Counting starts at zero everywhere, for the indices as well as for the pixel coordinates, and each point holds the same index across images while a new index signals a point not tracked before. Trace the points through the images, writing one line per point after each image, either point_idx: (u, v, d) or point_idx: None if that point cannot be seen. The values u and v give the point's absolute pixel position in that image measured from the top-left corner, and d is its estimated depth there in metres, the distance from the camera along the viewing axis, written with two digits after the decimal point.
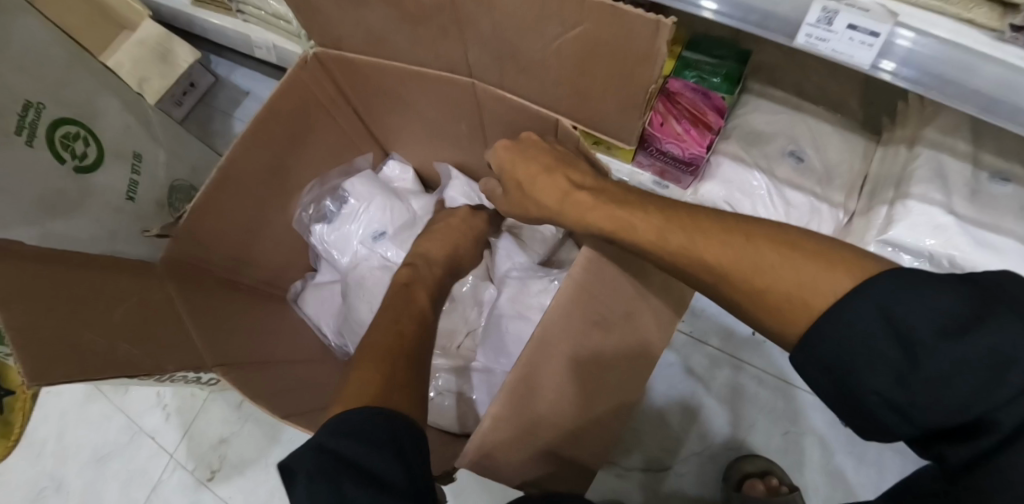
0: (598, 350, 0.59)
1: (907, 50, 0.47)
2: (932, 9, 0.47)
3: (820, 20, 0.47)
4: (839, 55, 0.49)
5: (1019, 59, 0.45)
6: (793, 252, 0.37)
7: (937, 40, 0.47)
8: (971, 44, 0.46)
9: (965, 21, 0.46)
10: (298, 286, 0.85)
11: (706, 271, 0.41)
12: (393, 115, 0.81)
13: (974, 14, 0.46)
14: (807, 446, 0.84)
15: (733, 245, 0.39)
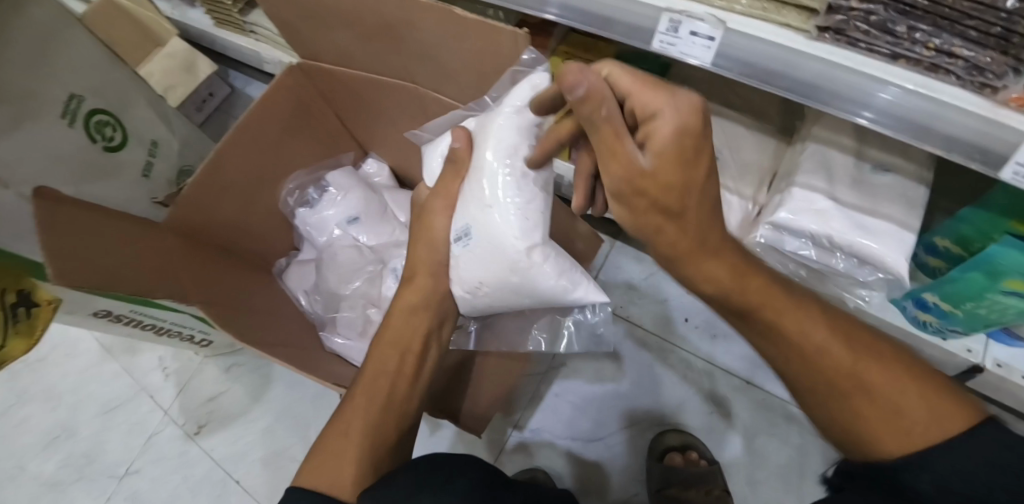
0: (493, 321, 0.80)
1: (740, 50, 0.58)
2: (758, 17, 0.58)
3: (668, 28, 0.59)
4: (688, 57, 0.60)
5: (828, 54, 0.56)
6: (919, 388, 0.43)
7: (765, 39, 0.57)
8: (794, 42, 0.57)
9: (784, 24, 0.58)
10: (283, 263, 0.99)
11: (823, 371, 0.45)
12: (366, 120, 0.94)
13: (788, 18, 0.57)
14: (730, 426, 0.88)
15: (879, 361, 0.44)
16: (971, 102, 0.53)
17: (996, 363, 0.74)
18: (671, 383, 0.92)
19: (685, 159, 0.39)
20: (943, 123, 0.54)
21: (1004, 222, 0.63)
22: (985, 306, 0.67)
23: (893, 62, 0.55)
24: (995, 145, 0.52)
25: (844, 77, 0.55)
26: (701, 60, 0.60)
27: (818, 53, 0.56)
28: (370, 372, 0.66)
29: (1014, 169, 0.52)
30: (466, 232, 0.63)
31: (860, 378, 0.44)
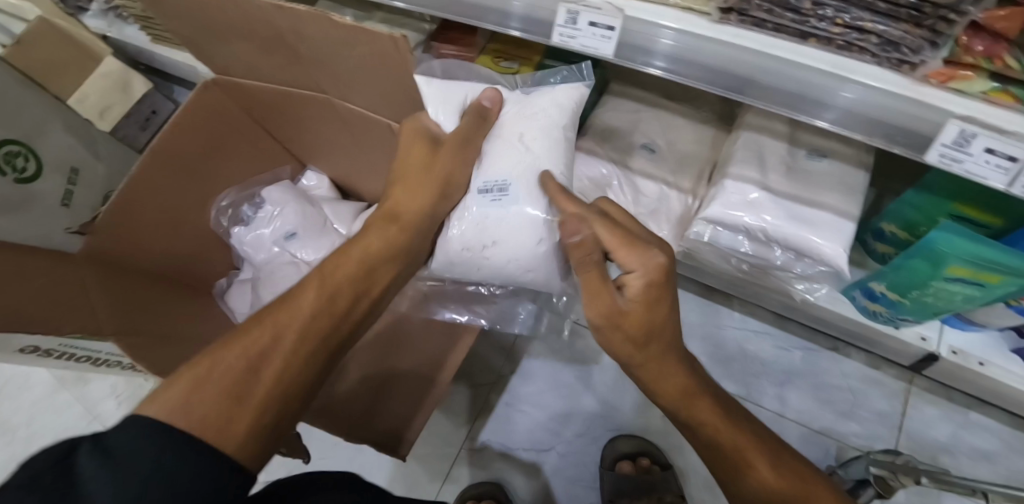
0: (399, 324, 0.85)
1: (639, 39, 0.55)
2: (656, 2, 0.54)
3: (565, 21, 0.56)
4: (588, 49, 0.57)
5: (729, 37, 0.51)
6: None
7: (662, 28, 0.53)
8: (692, 28, 0.52)
9: (684, 9, 0.53)
10: (224, 283, 0.96)
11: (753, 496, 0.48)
12: (294, 132, 0.91)
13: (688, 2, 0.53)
14: (685, 428, 0.86)
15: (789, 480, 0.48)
16: (886, 81, 0.49)
17: (952, 350, 0.71)
18: (626, 383, 0.89)
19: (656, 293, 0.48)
20: (860, 106, 0.50)
21: (947, 205, 0.61)
22: (931, 293, 0.64)
23: (803, 43, 0.51)
24: (914, 125, 0.49)
25: (756, 65, 0.51)
26: (603, 52, 0.56)
27: (723, 38, 0.51)
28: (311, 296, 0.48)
29: (941, 152, 0.49)
30: (501, 187, 0.58)
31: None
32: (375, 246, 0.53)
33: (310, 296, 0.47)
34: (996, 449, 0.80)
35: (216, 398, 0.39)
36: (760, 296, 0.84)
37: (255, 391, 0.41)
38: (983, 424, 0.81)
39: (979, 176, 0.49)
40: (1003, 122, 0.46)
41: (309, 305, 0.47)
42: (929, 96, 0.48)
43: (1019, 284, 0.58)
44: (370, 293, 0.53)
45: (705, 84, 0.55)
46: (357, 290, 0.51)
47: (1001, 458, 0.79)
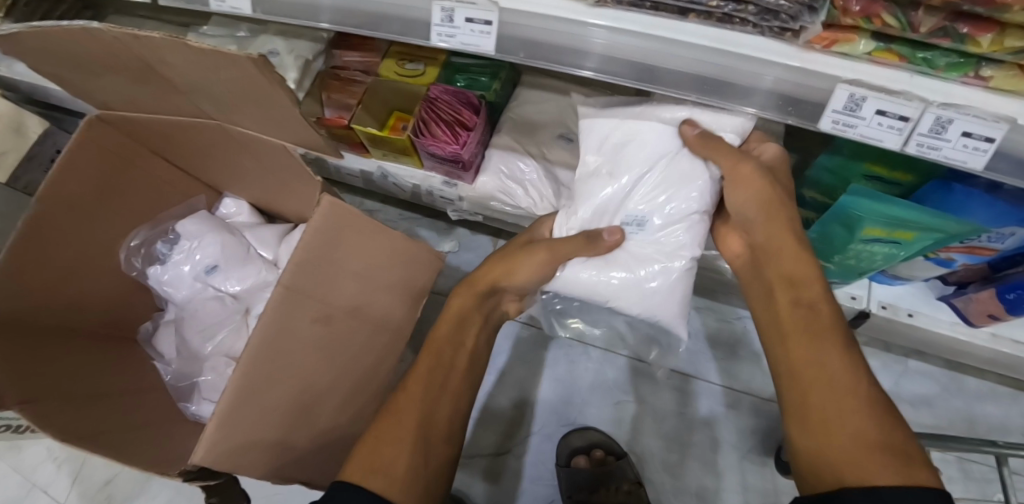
0: (324, 305, 0.61)
1: (519, 32, 0.52)
2: None
3: (443, 19, 0.53)
4: (470, 46, 0.54)
5: (608, 20, 0.49)
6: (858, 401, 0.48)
7: (539, 17, 0.50)
8: (568, 14, 0.50)
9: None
10: (151, 326, 0.91)
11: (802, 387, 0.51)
12: (198, 161, 0.87)
13: None
14: (638, 413, 0.86)
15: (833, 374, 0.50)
16: (774, 51, 0.47)
17: (882, 305, 0.72)
18: (575, 375, 0.88)
19: (773, 208, 0.55)
20: (751, 80, 0.48)
21: (858, 166, 0.60)
22: (852, 255, 0.65)
23: (684, 20, 0.48)
24: (806, 94, 0.48)
25: (645, 48, 0.49)
26: (486, 49, 0.54)
27: (602, 21, 0.49)
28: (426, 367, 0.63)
29: (834, 119, 0.48)
30: (638, 220, 0.61)
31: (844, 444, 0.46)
32: (456, 314, 0.68)
33: (422, 363, 0.64)
34: (934, 393, 0.83)
35: (384, 462, 0.53)
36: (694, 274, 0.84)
37: (395, 450, 0.55)
38: (917, 371, 0.84)
39: (874, 139, 0.48)
40: (886, 83, 0.46)
41: (414, 393, 0.60)
42: (813, 63, 0.46)
43: (932, 238, 0.58)
44: (455, 371, 0.65)
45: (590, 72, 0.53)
46: (444, 362, 0.64)
47: (938, 401, 0.83)
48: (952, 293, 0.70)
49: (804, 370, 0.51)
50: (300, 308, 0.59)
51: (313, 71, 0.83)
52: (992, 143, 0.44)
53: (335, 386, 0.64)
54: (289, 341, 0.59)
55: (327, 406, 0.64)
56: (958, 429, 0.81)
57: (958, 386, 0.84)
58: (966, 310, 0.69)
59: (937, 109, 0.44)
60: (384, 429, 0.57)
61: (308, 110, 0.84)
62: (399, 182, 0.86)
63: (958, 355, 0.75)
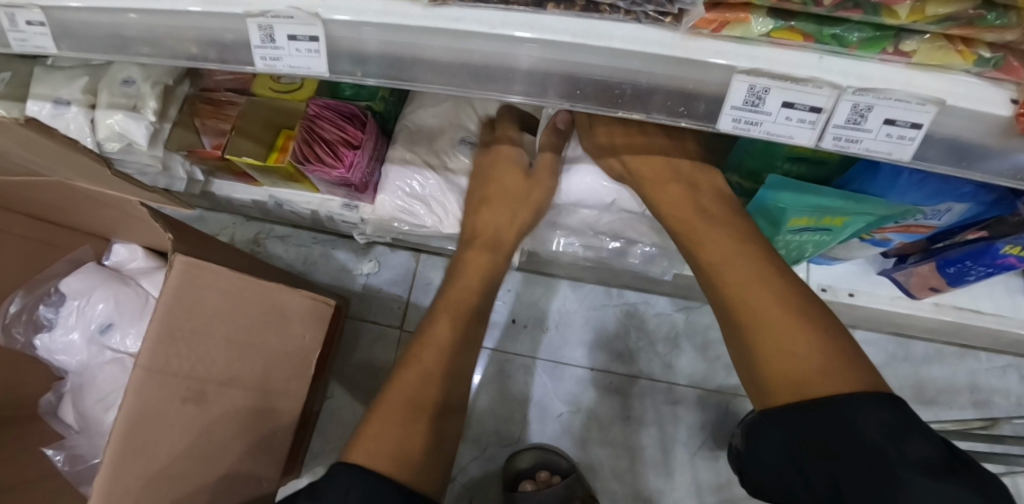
0: (198, 375, 0.54)
1: (354, 44, 0.42)
2: None
3: (263, 39, 0.43)
4: (301, 69, 0.45)
5: (451, 21, 0.39)
6: (796, 323, 0.44)
7: (370, 25, 0.40)
8: (402, 18, 0.40)
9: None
10: (51, 397, 0.82)
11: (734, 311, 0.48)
12: (66, 213, 0.77)
13: None
14: (584, 422, 0.81)
15: (767, 297, 0.46)
16: (652, 42, 0.38)
17: (822, 288, 0.69)
18: (514, 391, 0.82)
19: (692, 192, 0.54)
20: (624, 78, 0.41)
21: (777, 148, 0.52)
22: (782, 245, 0.59)
23: (543, 10, 0.39)
24: (695, 89, 0.40)
25: (501, 50, 0.41)
26: (318, 69, 0.45)
27: (442, 25, 0.39)
28: (428, 335, 0.57)
29: (733, 117, 0.40)
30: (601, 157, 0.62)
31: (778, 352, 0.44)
32: (476, 281, 0.62)
33: (439, 333, 0.57)
34: (882, 362, 0.84)
35: (391, 441, 0.48)
36: (627, 272, 0.77)
37: (398, 426, 0.50)
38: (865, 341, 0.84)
39: (784, 135, 0.40)
40: (790, 69, 0.37)
41: (422, 370, 0.54)
42: (699, 54, 0.38)
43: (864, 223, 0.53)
44: (471, 348, 0.59)
45: (448, 84, 0.44)
46: (463, 338, 0.58)
47: (885, 370, 0.83)
48: (892, 268, 0.67)
49: (734, 290, 0.48)
50: (166, 386, 0.52)
51: (179, 97, 0.71)
52: (920, 128, 0.38)
53: (237, 450, 0.58)
54: (159, 425, 0.52)
55: (234, 470, 0.58)
56: (907, 393, 0.82)
57: (907, 352, 0.84)
58: (908, 284, 0.66)
59: (853, 95, 0.37)
60: (396, 407, 0.51)
61: (180, 141, 0.73)
62: (295, 209, 0.77)
63: (903, 325, 0.74)
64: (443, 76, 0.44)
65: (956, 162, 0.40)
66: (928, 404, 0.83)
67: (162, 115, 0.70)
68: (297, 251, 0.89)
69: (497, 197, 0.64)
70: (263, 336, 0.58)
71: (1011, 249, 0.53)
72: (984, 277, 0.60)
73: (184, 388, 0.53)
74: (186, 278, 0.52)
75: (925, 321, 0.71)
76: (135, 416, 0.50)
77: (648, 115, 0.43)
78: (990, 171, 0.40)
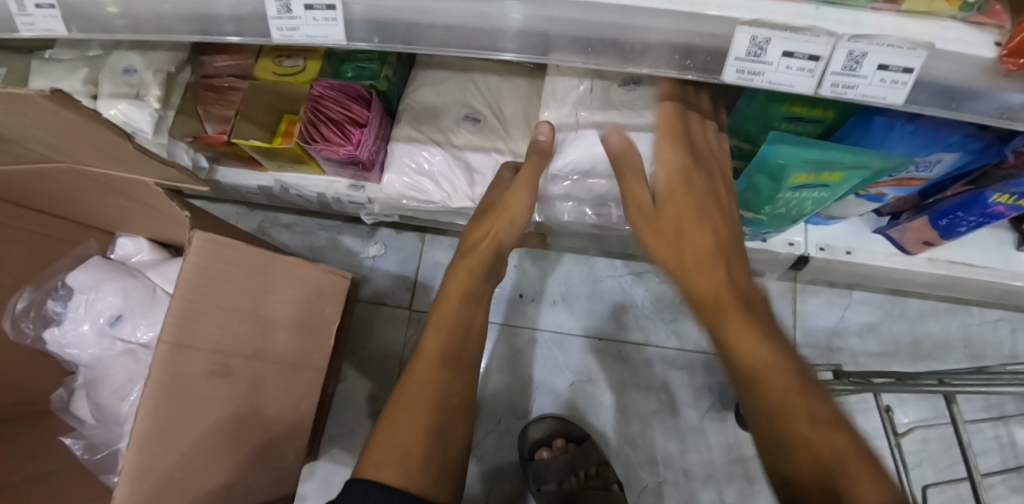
0: (221, 350, 0.55)
1: (370, 12, 0.44)
2: None
3: (280, 10, 0.44)
4: (317, 38, 0.46)
5: None
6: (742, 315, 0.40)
7: None
8: None
9: None
10: (61, 393, 0.82)
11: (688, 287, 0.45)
12: (70, 206, 0.77)
13: None
14: (594, 390, 0.83)
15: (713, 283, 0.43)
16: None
17: (819, 247, 0.71)
18: (524, 364, 0.84)
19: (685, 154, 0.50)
20: (632, 35, 0.43)
21: (776, 107, 0.55)
22: (782, 204, 0.61)
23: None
24: (701, 42, 0.42)
25: (514, 11, 0.42)
26: (335, 37, 0.46)
27: None
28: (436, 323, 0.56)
29: (738, 68, 0.42)
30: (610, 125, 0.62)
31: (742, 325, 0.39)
32: (481, 258, 0.60)
33: (445, 316, 0.56)
34: (879, 320, 0.87)
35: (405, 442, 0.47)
36: (630, 241, 0.79)
37: (409, 429, 0.48)
38: (863, 301, 0.87)
39: (784, 84, 0.43)
40: (789, 20, 0.39)
41: (437, 349, 0.54)
42: (706, 8, 0.40)
43: (860, 177, 0.55)
44: (476, 332, 0.57)
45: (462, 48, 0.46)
46: (469, 320, 0.57)
47: (883, 328, 0.87)
48: (886, 226, 0.70)
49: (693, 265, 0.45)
50: (191, 362, 0.52)
51: (181, 85, 0.72)
52: (911, 73, 0.40)
53: (254, 427, 0.58)
54: (186, 399, 0.52)
55: (252, 448, 0.58)
56: (904, 350, 0.86)
57: (902, 310, 0.88)
58: (902, 239, 0.69)
59: (848, 43, 0.39)
60: (418, 388, 0.51)
61: (184, 128, 0.74)
62: (302, 193, 0.78)
63: (898, 282, 0.77)
64: (458, 40, 0.46)
65: (948, 104, 0.42)
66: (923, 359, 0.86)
67: (167, 102, 0.70)
68: (303, 238, 0.89)
69: (494, 208, 0.63)
70: (280, 311, 0.59)
71: (999, 198, 0.56)
72: (973, 228, 0.63)
73: (209, 363, 0.54)
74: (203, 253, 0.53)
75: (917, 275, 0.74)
76: (160, 393, 0.50)
77: (656, 69, 0.45)
78: (980, 112, 0.42)
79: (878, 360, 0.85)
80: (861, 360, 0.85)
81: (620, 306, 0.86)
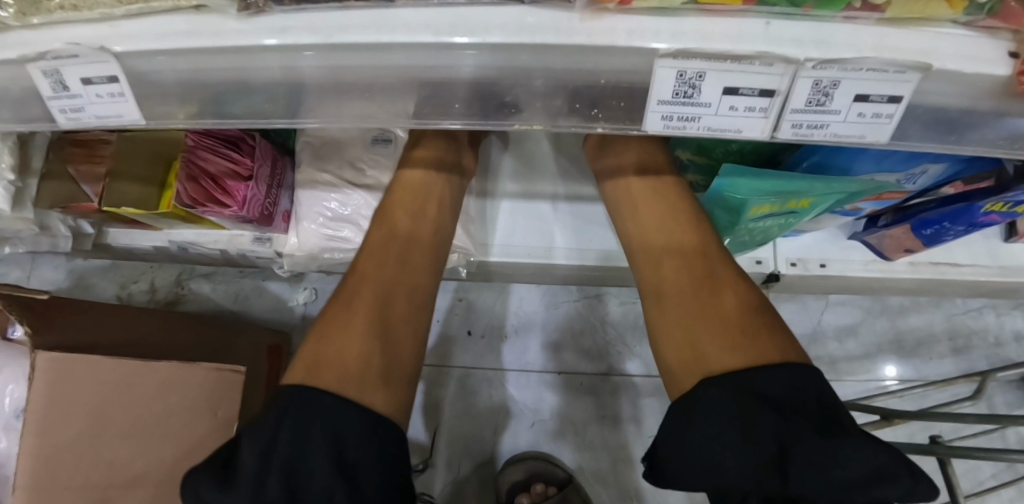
0: (94, 481, 0.46)
1: (166, 77, 0.33)
2: (146, 13, 0.31)
3: (54, 88, 0.33)
4: (112, 117, 0.35)
5: (271, 35, 0.30)
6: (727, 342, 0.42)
7: (169, 54, 0.31)
8: (210, 41, 0.30)
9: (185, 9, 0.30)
10: None
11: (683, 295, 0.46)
12: None
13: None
14: (557, 430, 0.75)
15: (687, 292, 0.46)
16: (545, 29, 0.28)
17: (790, 262, 0.62)
18: (480, 407, 0.76)
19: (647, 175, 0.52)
20: (513, 78, 0.31)
21: None
22: (745, 231, 0.53)
23: (391, 3, 0.29)
24: (611, 80, 0.30)
25: (344, 62, 0.31)
26: (131, 114, 0.35)
27: (262, 41, 0.30)
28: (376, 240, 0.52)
29: (663, 114, 0.31)
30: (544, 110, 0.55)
31: (713, 352, 0.43)
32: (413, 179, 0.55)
33: (381, 237, 0.52)
34: (858, 320, 0.78)
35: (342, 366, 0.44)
36: (578, 268, 0.69)
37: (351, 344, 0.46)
38: (841, 301, 0.78)
39: (729, 129, 0.31)
40: (730, 45, 0.28)
41: (359, 303, 0.48)
42: (609, 37, 0.28)
43: (832, 200, 0.48)
44: (430, 251, 0.53)
45: (301, 109, 0.35)
46: (417, 240, 0.53)
47: (862, 328, 0.78)
48: (862, 230, 0.60)
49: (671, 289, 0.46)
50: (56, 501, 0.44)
51: (38, 145, 0.59)
52: (898, 102, 0.30)
53: None
54: None
55: None
56: (885, 350, 0.77)
57: (882, 306, 0.78)
58: (881, 246, 0.60)
59: (814, 70, 0.28)
60: (335, 341, 0.46)
61: (53, 195, 0.61)
62: (202, 250, 0.68)
63: (877, 287, 0.68)
64: (291, 98, 0.35)
65: (943, 139, 0.32)
66: (909, 358, 0.77)
67: (24, 169, 0.59)
68: (225, 288, 0.80)
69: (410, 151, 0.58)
70: (162, 430, 0.50)
71: (993, 207, 0.48)
72: (960, 234, 0.56)
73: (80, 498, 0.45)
74: (52, 380, 0.43)
75: (902, 280, 0.65)
76: None
77: (552, 123, 0.34)
78: (982, 142, 0.33)
79: (860, 364, 0.77)
80: (841, 366, 0.77)
81: (579, 331, 0.77)
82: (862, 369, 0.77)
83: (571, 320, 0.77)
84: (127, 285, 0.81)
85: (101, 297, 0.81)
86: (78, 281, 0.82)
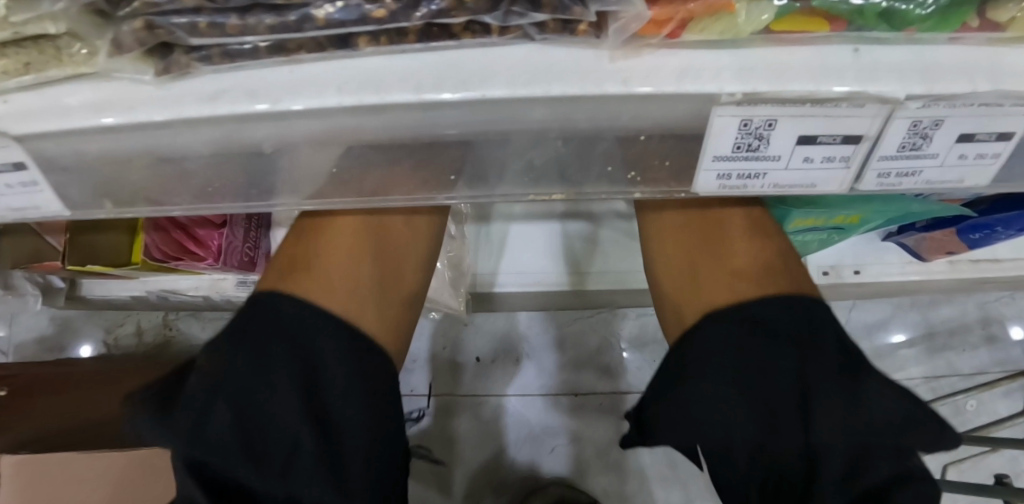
0: None
1: (79, 161, 0.27)
2: (42, 85, 0.24)
3: None
4: (29, 207, 0.29)
5: (202, 103, 0.23)
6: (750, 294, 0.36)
7: (65, 134, 0.24)
8: (121, 115, 0.23)
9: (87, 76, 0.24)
10: None
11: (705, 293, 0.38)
12: None
13: (76, 60, 0.23)
14: (579, 453, 0.71)
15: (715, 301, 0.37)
16: (565, 73, 0.22)
17: (824, 272, 0.57)
18: (496, 436, 0.71)
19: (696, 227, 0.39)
20: (528, 137, 0.25)
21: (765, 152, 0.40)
22: None
23: (355, 50, 0.22)
24: (655, 133, 0.24)
25: (311, 130, 0.25)
26: (51, 204, 0.29)
27: (195, 114, 0.23)
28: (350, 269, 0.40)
29: (719, 172, 0.25)
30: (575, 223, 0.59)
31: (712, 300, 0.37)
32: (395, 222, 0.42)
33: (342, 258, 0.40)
34: (888, 316, 0.73)
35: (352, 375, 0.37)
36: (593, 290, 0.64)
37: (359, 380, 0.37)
38: (870, 300, 0.72)
39: (800, 183, 0.26)
40: (812, 85, 0.21)
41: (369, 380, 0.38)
42: (654, 84, 0.21)
43: (884, 218, 0.42)
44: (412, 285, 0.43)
45: (270, 178, 0.29)
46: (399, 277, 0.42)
47: (892, 326, 0.73)
48: (897, 232, 0.54)
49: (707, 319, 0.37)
50: None
51: None
52: (1009, 139, 0.24)
53: None
54: None
55: None
56: (916, 346, 0.73)
57: (913, 300, 0.73)
58: (919, 247, 0.54)
59: (915, 111, 0.22)
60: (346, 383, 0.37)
61: (15, 254, 0.56)
62: (184, 297, 0.62)
63: (914, 288, 0.63)
64: (251, 172, 0.29)
65: None
66: (941, 352, 0.73)
67: None
68: (216, 327, 0.75)
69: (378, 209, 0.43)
70: None
71: None
72: (1011, 236, 0.50)
73: None
74: None
75: (942, 280, 0.60)
76: None
77: (578, 186, 0.29)
78: None
79: (892, 361, 0.73)
80: (872, 366, 0.73)
81: (594, 349, 0.73)
82: (894, 367, 0.72)
83: (585, 336, 0.73)
84: (112, 330, 0.76)
85: (86, 344, 0.76)
86: (59, 330, 0.76)
